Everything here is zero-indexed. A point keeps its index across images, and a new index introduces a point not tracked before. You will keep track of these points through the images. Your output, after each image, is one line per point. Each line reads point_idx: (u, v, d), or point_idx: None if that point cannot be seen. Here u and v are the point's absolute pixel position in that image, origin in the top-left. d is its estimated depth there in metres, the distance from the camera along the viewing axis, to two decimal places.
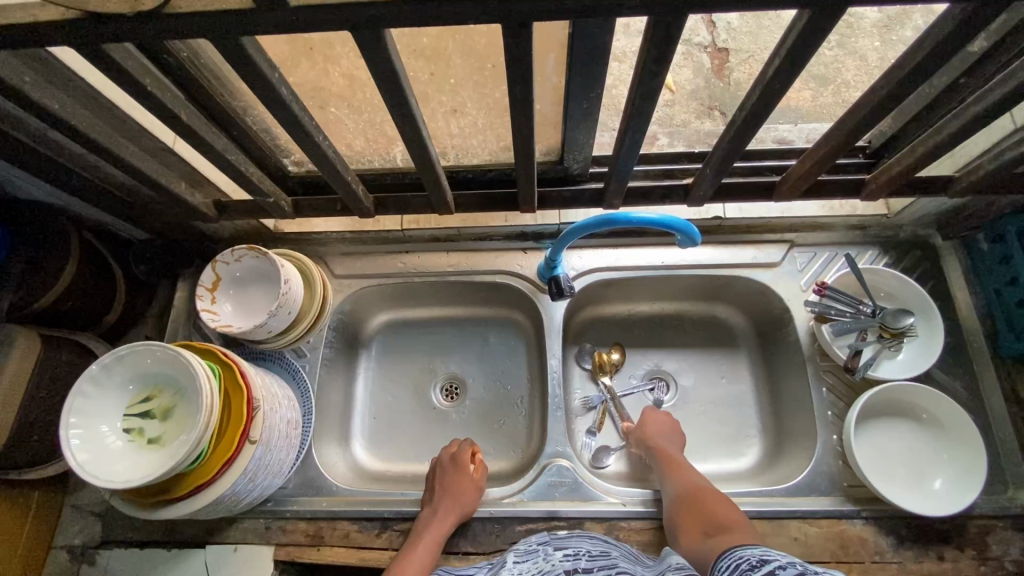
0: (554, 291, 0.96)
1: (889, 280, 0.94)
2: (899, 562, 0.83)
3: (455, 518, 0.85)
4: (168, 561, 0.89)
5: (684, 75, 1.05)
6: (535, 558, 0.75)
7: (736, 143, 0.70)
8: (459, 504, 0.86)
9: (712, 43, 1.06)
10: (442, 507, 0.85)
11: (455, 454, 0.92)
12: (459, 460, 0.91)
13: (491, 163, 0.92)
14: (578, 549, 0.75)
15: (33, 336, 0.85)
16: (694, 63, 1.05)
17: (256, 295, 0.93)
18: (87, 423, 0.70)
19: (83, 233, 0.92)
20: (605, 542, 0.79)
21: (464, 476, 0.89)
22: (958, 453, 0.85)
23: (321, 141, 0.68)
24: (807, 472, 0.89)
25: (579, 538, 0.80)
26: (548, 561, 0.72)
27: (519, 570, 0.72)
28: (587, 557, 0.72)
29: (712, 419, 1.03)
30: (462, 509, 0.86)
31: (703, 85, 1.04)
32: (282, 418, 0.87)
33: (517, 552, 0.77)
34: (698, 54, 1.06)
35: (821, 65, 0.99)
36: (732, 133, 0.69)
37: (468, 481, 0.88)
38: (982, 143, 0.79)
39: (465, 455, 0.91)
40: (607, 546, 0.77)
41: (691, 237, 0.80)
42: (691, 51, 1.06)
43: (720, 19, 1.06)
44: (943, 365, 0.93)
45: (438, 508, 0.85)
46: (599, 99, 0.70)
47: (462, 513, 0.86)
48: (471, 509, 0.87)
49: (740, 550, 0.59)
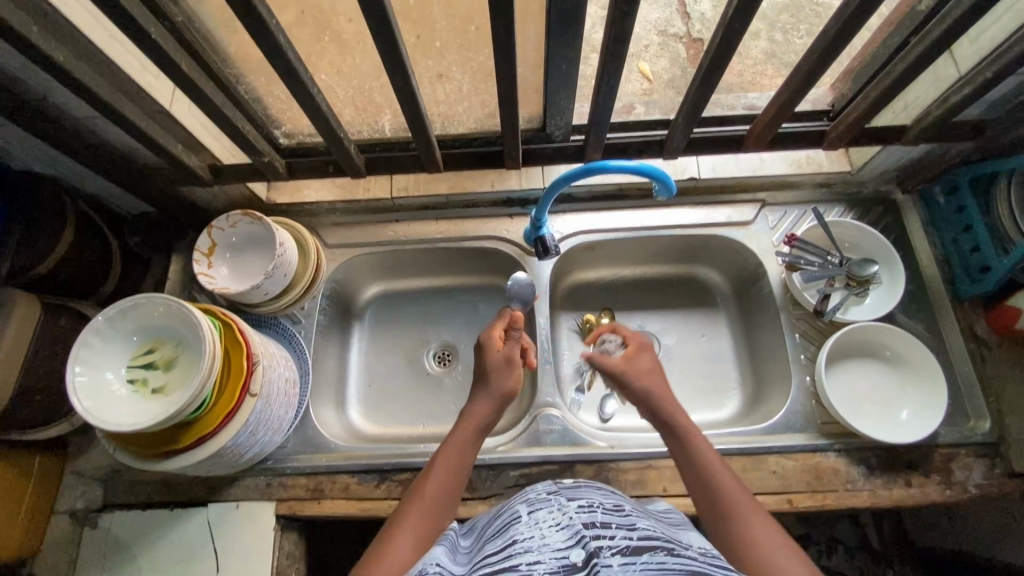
0: (541, 250, 1.01)
1: (853, 231, 1.01)
2: (870, 489, 0.88)
3: (497, 398, 0.83)
4: (170, 520, 0.91)
5: (661, 64, 1.11)
6: (550, 508, 0.61)
7: (704, 87, 0.76)
8: (495, 383, 0.84)
9: (686, 33, 1.12)
10: (479, 392, 0.84)
11: (480, 340, 0.90)
12: (488, 342, 0.89)
13: (476, 130, 0.97)
14: (592, 498, 0.62)
15: (33, 299, 0.86)
16: (670, 53, 1.11)
17: (251, 259, 0.96)
18: (91, 370, 0.73)
19: (79, 204, 0.94)
20: (614, 493, 0.67)
21: (496, 357, 0.87)
22: (920, 384, 0.92)
23: (315, 92, 0.73)
24: (783, 412, 0.94)
25: (587, 487, 0.67)
26: (565, 515, 0.58)
27: (536, 522, 0.59)
28: (602, 509, 0.59)
29: (695, 373, 1.08)
30: (495, 387, 0.84)
31: (679, 73, 1.09)
32: (281, 376, 0.90)
33: (529, 501, 0.64)
34: (674, 44, 1.11)
35: (791, 52, 1.05)
36: (700, 78, 0.75)
37: (499, 364, 0.86)
38: (928, 93, 0.85)
39: (491, 335, 0.90)
40: (618, 498, 0.65)
41: (668, 187, 0.83)
42: (667, 42, 1.12)
43: (694, 11, 1.13)
44: (906, 310, 0.99)
45: (476, 392, 0.84)
46: (577, 61, 0.75)
47: (504, 392, 0.84)
48: (517, 388, 0.85)
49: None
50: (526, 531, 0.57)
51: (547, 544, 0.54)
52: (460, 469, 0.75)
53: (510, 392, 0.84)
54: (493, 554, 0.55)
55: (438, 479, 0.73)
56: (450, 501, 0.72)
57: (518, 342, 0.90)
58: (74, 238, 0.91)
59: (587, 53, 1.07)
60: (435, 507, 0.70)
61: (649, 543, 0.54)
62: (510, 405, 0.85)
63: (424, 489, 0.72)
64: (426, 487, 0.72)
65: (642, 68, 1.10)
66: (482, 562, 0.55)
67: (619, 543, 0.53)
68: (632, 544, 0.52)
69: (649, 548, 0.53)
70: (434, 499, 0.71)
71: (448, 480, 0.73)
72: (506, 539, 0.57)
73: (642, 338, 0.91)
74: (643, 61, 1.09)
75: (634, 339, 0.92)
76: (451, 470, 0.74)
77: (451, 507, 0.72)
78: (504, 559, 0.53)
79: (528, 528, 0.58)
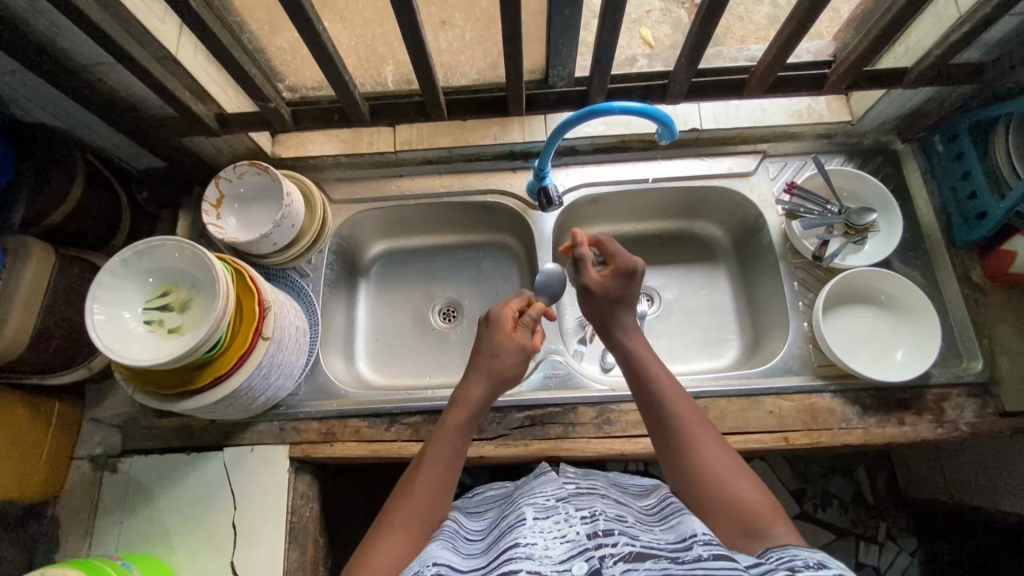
0: (544, 202, 1.02)
1: (851, 179, 1.02)
2: (864, 427, 0.91)
3: (494, 382, 0.79)
4: (188, 464, 0.94)
5: (663, 30, 1.05)
6: (556, 516, 0.65)
7: (708, 21, 0.77)
8: (498, 368, 0.80)
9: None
10: (477, 377, 0.79)
11: (490, 313, 0.85)
12: (498, 320, 0.83)
13: (479, 82, 0.97)
14: (595, 508, 0.66)
15: (48, 248, 0.88)
16: (672, 19, 1.05)
17: (260, 210, 0.98)
18: (108, 310, 0.75)
19: (87, 156, 0.95)
20: (615, 503, 0.71)
21: (508, 341, 0.81)
22: (914, 327, 0.95)
23: (322, 32, 0.75)
24: (781, 355, 0.97)
25: (590, 495, 0.71)
26: (569, 525, 0.62)
27: (540, 530, 0.63)
28: (604, 517, 0.63)
29: (694, 325, 1.11)
30: (500, 372, 0.80)
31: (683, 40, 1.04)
32: (292, 323, 0.91)
33: (536, 507, 0.68)
34: (676, 9, 1.06)
35: None
36: (705, 10, 0.76)
37: (513, 344, 0.81)
38: (929, 36, 0.86)
39: (504, 313, 0.84)
40: (620, 510, 0.69)
41: (671, 130, 0.85)
42: (670, 7, 1.06)
43: None
44: (903, 256, 1.01)
45: (474, 374, 0.80)
46: (581, 4, 0.75)
47: (505, 378, 0.80)
48: (517, 376, 0.82)
49: (789, 546, 0.56)
50: (530, 538, 0.61)
51: (549, 555, 0.58)
52: (452, 463, 0.74)
53: (508, 378, 0.81)
54: (497, 558, 0.60)
55: (429, 475, 0.71)
56: (441, 497, 0.71)
57: (529, 325, 0.86)
58: (84, 189, 0.92)
59: (585, 19, 1.00)
60: (428, 507, 0.69)
61: (651, 551, 0.57)
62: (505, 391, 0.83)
63: (411, 489, 0.70)
64: (414, 485, 0.71)
65: (645, 35, 1.05)
66: (485, 569, 0.59)
67: (620, 552, 0.57)
68: (634, 553, 0.56)
69: (652, 555, 0.56)
70: (425, 499, 0.70)
71: (440, 476, 0.72)
72: (508, 546, 0.61)
73: (629, 259, 0.86)
74: (646, 27, 1.04)
75: (618, 259, 0.86)
76: (445, 466, 0.73)
77: (441, 504, 0.71)
78: (505, 565, 0.57)
79: (532, 535, 0.62)
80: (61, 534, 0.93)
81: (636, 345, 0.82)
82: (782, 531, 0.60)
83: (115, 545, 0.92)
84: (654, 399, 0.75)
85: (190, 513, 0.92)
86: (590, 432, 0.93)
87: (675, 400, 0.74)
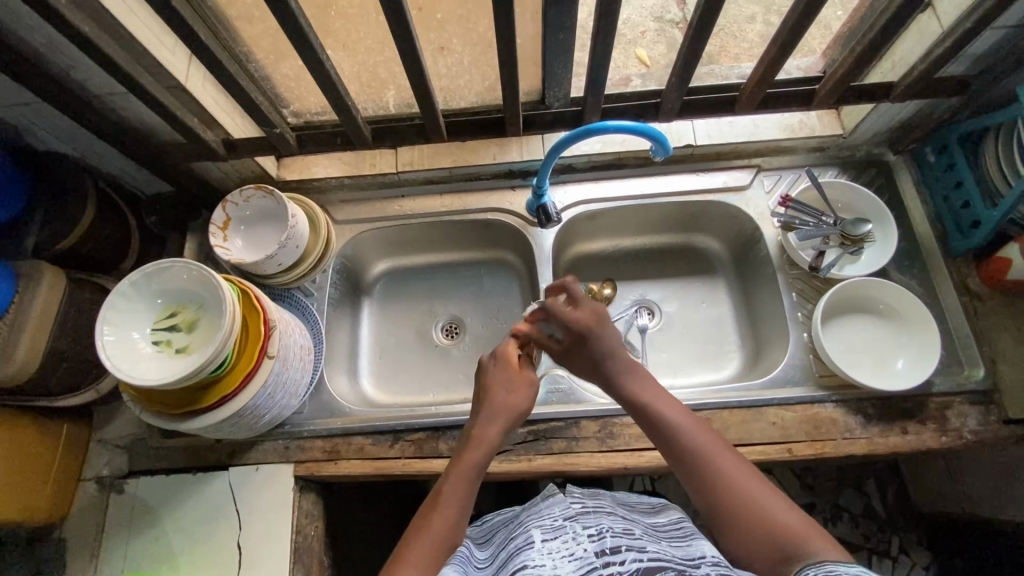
0: (543, 219, 1.04)
1: (846, 191, 1.04)
2: (867, 436, 0.91)
3: (507, 418, 0.79)
4: (194, 483, 0.95)
5: (658, 50, 1.08)
6: (564, 536, 0.65)
7: (696, 42, 0.80)
8: (511, 404, 0.80)
9: (681, 18, 1.10)
10: (490, 414, 0.79)
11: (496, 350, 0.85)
12: (502, 361, 0.83)
13: (477, 104, 1.00)
14: (601, 525, 0.66)
15: (59, 271, 0.90)
16: (666, 39, 1.09)
17: (265, 232, 1.01)
18: (118, 331, 0.77)
19: (97, 183, 0.98)
20: (622, 518, 0.71)
21: (513, 376, 0.82)
22: (914, 335, 0.95)
23: (324, 59, 0.77)
24: (782, 366, 0.97)
25: (597, 513, 0.71)
26: (576, 544, 0.63)
27: (548, 551, 0.63)
28: (611, 534, 0.65)
29: (696, 338, 1.11)
30: (513, 409, 0.80)
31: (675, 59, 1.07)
32: (297, 342, 0.93)
33: (543, 528, 0.68)
34: (670, 30, 1.09)
35: None
36: (691, 34, 0.79)
37: (517, 377, 0.82)
38: (912, 52, 0.89)
39: (510, 350, 0.84)
40: (627, 524, 0.70)
41: (665, 147, 0.87)
42: (663, 28, 1.10)
43: None
44: (899, 266, 1.02)
45: (487, 415, 0.79)
46: (574, 30, 0.77)
47: (518, 412, 0.80)
48: (529, 409, 0.82)
49: (829, 563, 0.55)
50: (538, 560, 0.62)
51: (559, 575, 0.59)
52: (468, 501, 0.72)
53: (520, 412, 0.81)
54: None
55: (447, 507, 0.70)
56: (456, 535, 0.69)
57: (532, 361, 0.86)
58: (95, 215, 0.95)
59: (579, 41, 1.04)
60: (444, 544, 0.67)
61: (659, 564, 0.59)
62: (518, 426, 0.82)
63: (430, 519, 0.69)
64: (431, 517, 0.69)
65: (641, 55, 1.08)
66: None
67: (629, 569, 0.58)
68: (643, 568, 0.58)
69: (660, 568, 0.58)
70: (443, 533, 0.68)
71: (457, 514, 0.70)
72: (517, 567, 0.62)
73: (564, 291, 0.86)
74: (641, 47, 1.07)
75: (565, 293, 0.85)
76: (461, 506, 0.71)
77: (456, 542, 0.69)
78: None
79: (540, 556, 0.62)
80: (68, 555, 0.93)
81: (637, 378, 0.79)
82: (823, 551, 0.59)
83: (121, 565, 0.92)
84: (670, 433, 0.72)
85: (197, 532, 0.93)
86: (594, 446, 0.93)
87: (692, 432, 0.71)
